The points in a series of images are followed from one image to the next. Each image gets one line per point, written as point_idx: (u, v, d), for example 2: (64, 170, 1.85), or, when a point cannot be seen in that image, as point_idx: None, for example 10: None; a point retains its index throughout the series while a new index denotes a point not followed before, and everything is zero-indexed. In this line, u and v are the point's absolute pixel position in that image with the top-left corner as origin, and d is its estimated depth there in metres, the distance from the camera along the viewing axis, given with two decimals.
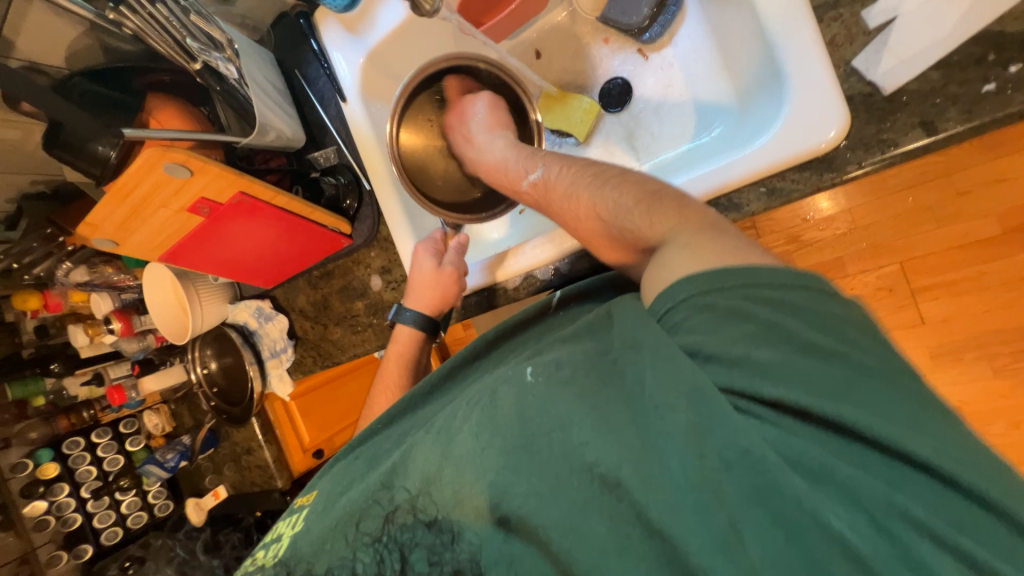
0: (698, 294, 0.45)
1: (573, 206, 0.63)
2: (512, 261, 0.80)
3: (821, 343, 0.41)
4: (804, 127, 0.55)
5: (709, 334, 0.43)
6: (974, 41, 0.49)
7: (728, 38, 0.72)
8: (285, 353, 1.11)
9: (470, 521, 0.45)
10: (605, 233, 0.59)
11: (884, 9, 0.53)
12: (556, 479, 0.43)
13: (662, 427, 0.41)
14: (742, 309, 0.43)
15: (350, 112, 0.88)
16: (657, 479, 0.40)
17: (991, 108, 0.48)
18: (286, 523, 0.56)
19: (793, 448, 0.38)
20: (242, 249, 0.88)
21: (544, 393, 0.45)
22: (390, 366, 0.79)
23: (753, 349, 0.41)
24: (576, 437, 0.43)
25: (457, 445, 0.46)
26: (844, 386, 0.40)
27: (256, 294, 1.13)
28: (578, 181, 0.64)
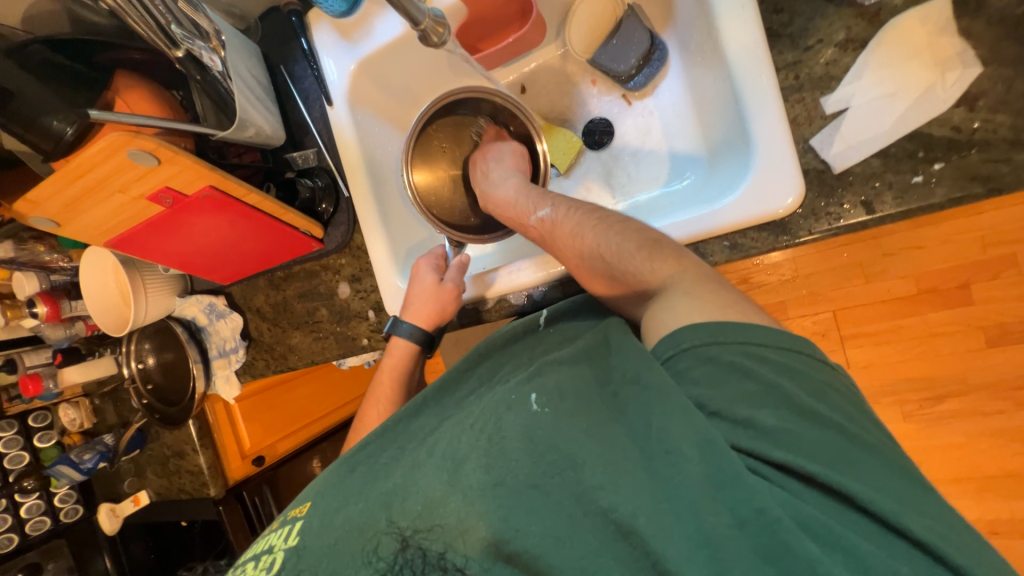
0: (699, 345, 0.48)
1: (577, 246, 0.65)
2: (502, 278, 0.81)
3: (814, 408, 0.45)
4: (763, 194, 0.60)
5: (715, 387, 0.46)
6: (908, 138, 0.56)
7: (704, 97, 0.78)
8: (235, 354, 1.06)
9: (472, 559, 0.44)
10: (606, 273, 0.62)
11: (839, 99, 0.59)
12: (568, 522, 0.43)
13: (673, 474, 0.42)
14: (743, 366, 0.46)
15: (335, 117, 0.86)
16: (681, 515, 0.40)
17: (918, 198, 0.56)
18: (278, 534, 0.56)
19: (802, 511, 0.40)
20: (202, 243, 0.84)
21: (553, 425, 0.46)
22: (377, 380, 0.80)
23: (757, 410, 0.44)
24: (590, 478, 0.43)
25: (464, 473, 0.47)
26: (836, 455, 0.43)
27: (209, 289, 1.08)
28: (584, 223, 0.66)
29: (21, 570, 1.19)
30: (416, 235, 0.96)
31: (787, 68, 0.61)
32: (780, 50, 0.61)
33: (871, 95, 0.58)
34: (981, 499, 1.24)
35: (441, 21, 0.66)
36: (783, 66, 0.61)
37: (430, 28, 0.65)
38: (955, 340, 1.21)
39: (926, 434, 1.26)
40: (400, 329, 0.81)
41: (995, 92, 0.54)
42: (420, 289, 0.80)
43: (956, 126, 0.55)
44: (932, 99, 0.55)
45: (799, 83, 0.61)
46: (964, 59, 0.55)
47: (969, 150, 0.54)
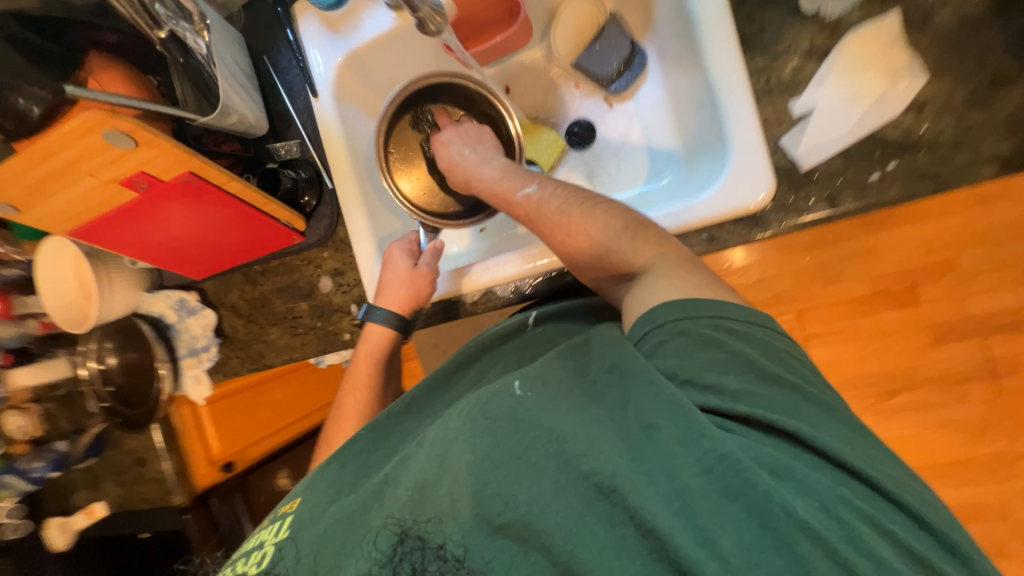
0: (674, 320, 0.51)
1: (564, 226, 0.67)
2: (485, 272, 0.81)
3: (778, 373, 0.48)
4: (738, 191, 0.64)
5: (685, 358, 0.49)
6: (866, 139, 0.61)
7: (682, 103, 0.83)
8: (207, 352, 1.03)
9: (460, 540, 0.44)
10: (592, 252, 0.64)
11: (806, 103, 0.63)
12: (552, 489, 0.43)
13: (653, 443, 0.44)
14: (713, 337, 0.49)
15: (320, 109, 0.86)
16: (657, 473, 0.42)
17: (875, 193, 0.61)
18: (267, 531, 0.55)
19: (763, 453, 0.43)
20: (177, 233, 0.81)
21: (536, 407, 0.47)
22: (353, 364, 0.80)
23: (726, 375, 0.47)
24: (572, 448, 0.44)
25: (451, 457, 0.47)
26: (799, 412, 0.46)
27: (180, 284, 1.03)
28: (571, 203, 0.68)
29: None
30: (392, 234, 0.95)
31: (760, 73, 0.65)
32: (753, 55, 0.65)
33: (834, 100, 0.62)
34: None
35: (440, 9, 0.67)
36: (757, 70, 0.65)
37: (429, 15, 0.66)
38: (907, 338, 1.29)
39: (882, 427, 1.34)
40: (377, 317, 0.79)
41: (941, 99, 0.59)
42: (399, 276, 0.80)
43: (908, 129, 0.60)
44: (887, 104, 0.60)
45: (769, 87, 0.64)
46: (914, 70, 0.59)
47: (919, 151, 0.59)
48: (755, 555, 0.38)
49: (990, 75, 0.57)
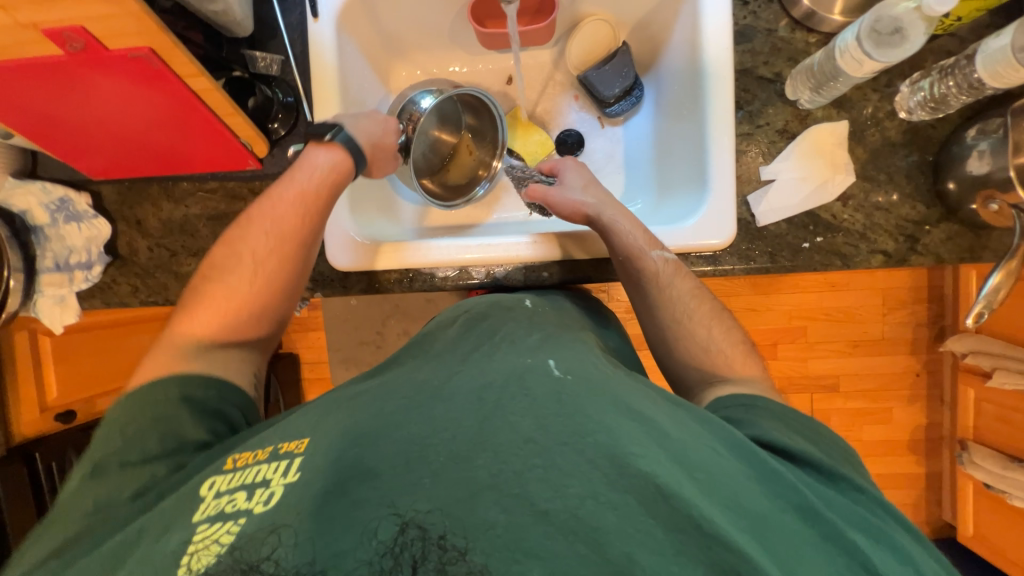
0: (746, 398, 0.58)
1: (672, 290, 0.69)
2: (459, 249, 0.78)
3: (817, 432, 0.55)
4: (707, 229, 0.74)
5: (746, 418, 0.55)
6: (807, 214, 0.75)
7: (665, 143, 0.91)
8: (86, 271, 0.83)
9: (495, 532, 0.39)
10: (684, 318, 0.68)
11: (772, 171, 0.75)
12: (603, 484, 0.40)
13: (722, 465, 0.45)
14: (769, 408, 0.56)
15: (317, 31, 0.77)
16: (728, 492, 0.43)
17: (803, 258, 0.75)
18: (260, 473, 0.47)
19: (816, 488, 0.48)
20: (100, 114, 0.66)
21: (573, 388, 0.47)
22: (233, 281, 0.68)
23: (778, 427, 0.54)
24: (627, 445, 0.42)
25: (490, 436, 0.43)
26: (839, 462, 0.52)
27: (67, 179, 0.83)
28: (678, 272, 0.71)
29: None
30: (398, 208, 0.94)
31: (742, 137, 0.76)
32: (740, 120, 0.76)
33: (792, 175, 0.75)
34: None
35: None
36: (741, 134, 0.76)
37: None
38: None
39: None
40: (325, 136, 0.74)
41: (860, 197, 0.75)
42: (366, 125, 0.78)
43: (835, 215, 0.75)
44: (827, 190, 0.74)
45: (747, 151, 0.76)
46: (847, 168, 0.74)
47: (839, 233, 0.75)
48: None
49: (894, 190, 0.74)
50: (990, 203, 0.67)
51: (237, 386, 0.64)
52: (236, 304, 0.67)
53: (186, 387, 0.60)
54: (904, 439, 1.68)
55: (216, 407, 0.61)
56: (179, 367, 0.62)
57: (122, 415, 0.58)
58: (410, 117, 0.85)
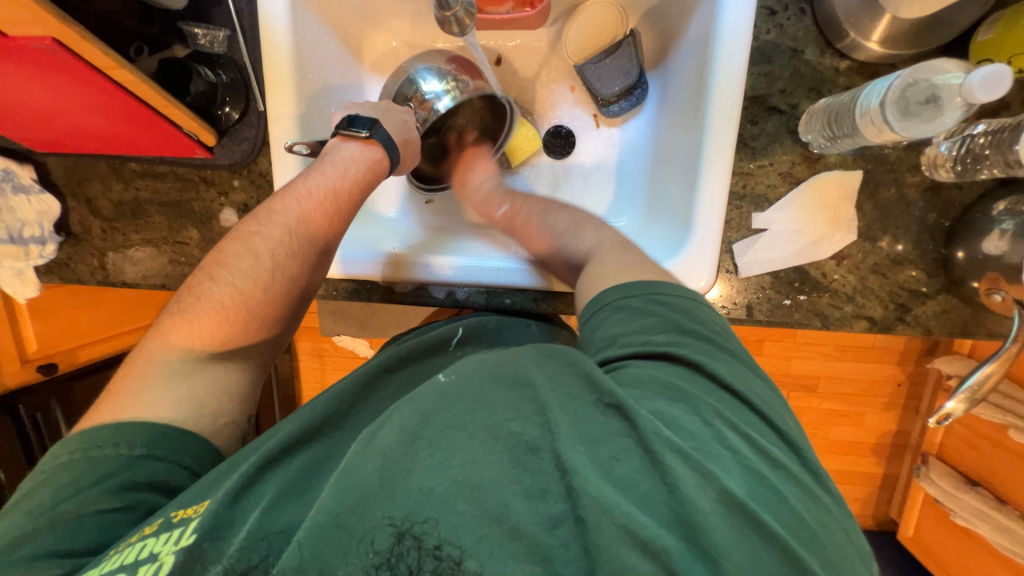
0: (618, 298, 0.55)
1: (529, 231, 0.74)
2: (437, 267, 0.74)
3: (711, 334, 0.51)
4: (687, 273, 0.68)
5: (626, 324, 0.53)
6: (795, 270, 0.69)
7: (662, 153, 0.81)
8: (39, 248, 0.80)
9: (429, 521, 0.39)
10: (547, 244, 0.71)
11: (766, 220, 0.68)
12: (483, 450, 0.42)
13: (602, 428, 0.43)
14: (646, 308, 0.53)
15: (266, 2, 0.66)
16: (584, 427, 0.44)
17: (782, 315, 0.70)
18: (162, 540, 0.45)
19: (710, 435, 0.44)
20: (21, 96, 0.59)
21: (459, 383, 0.47)
22: (211, 295, 0.59)
23: (653, 335, 0.51)
24: (501, 412, 0.44)
25: (377, 440, 0.43)
26: (732, 376, 0.48)
27: (9, 149, 0.77)
28: (534, 211, 0.76)
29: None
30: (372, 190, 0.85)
31: (741, 175, 0.68)
32: (741, 156, 0.67)
33: (787, 226, 0.68)
34: None
35: (471, 13, 0.61)
36: (739, 172, 0.68)
37: (457, 16, 0.60)
38: None
39: None
40: (358, 130, 0.68)
41: (856, 258, 0.68)
42: (399, 124, 0.74)
43: (824, 272, 0.68)
44: (822, 246, 0.67)
45: (742, 193, 0.68)
46: (849, 226, 0.67)
47: (824, 293, 0.69)
48: (672, 497, 0.40)
49: (897, 250, 0.67)
50: (994, 293, 0.60)
51: (204, 438, 0.55)
52: (207, 321, 0.58)
53: (134, 446, 0.51)
54: (872, 441, 1.64)
55: (175, 475, 0.52)
56: (128, 411, 0.53)
57: (68, 472, 0.50)
58: (414, 98, 0.82)
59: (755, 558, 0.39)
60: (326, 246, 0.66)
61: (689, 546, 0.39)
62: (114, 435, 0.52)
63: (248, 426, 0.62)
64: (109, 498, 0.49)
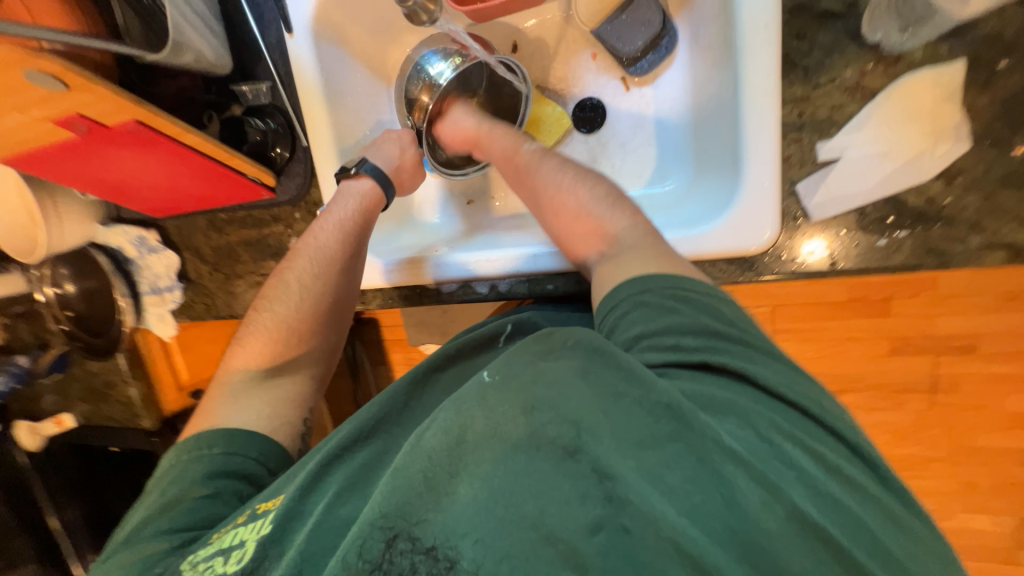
0: (635, 292, 0.52)
1: (564, 193, 0.66)
2: (481, 264, 0.75)
3: (759, 341, 0.48)
4: (742, 230, 0.62)
5: (648, 323, 0.50)
6: (886, 202, 0.57)
7: (705, 101, 0.73)
8: (171, 293, 0.98)
9: (463, 536, 0.39)
10: (586, 216, 0.64)
11: (834, 148, 0.59)
12: (524, 458, 0.41)
13: (656, 435, 0.40)
14: (669, 305, 0.50)
15: (295, 48, 0.74)
16: (631, 432, 0.41)
17: (878, 258, 0.59)
18: (248, 528, 0.50)
19: (773, 445, 0.41)
20: (129, 174, 0.73)
21: (500, 386, 0.45)
22: (277, 321, 0.68)
23: (682, 336, 0.47)
24: (539, 415, 0.42)
25: (424, 441, 0.44)
26: (792, 383, 0.45)
27: (139, 219, 0.96)
28: (567, 168, 0.69)
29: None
30: (416, 199, 0.91)
31: (793, 104, 0.59)
32: (791, 83, 0.58)
33: (865, 151, 0.58)
34: None
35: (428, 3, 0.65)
36: (789, 101, 0.59)
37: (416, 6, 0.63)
38: (863, 345, 1.27)
39: None
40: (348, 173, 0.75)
41: (974, 172, 0.55)
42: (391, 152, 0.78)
43: (931, 198, 0.56)
44: (922, 164, 0.56)
45: (799, 123, 0.59)
46: (957, 134, 0.55)
47: (934, 223, 0.56)
48: (728, 509, 0.38)
49: None
50: None
51: (271, 439, 0.61)
52: (278, 337, 0.68)
53: (208, 443, 0.59)
54: None
55: (249, 467, 0.59)
56: (214, 421, 0.62)
57: (173, 469, 0.59)
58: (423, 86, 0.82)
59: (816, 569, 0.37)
60: (340, 275, 0.71)
61: (740, 560, 0.37)
62: (195, 442, 0.60)
63: (306, 423, 0.67)
64: (199, 487, 0.56)
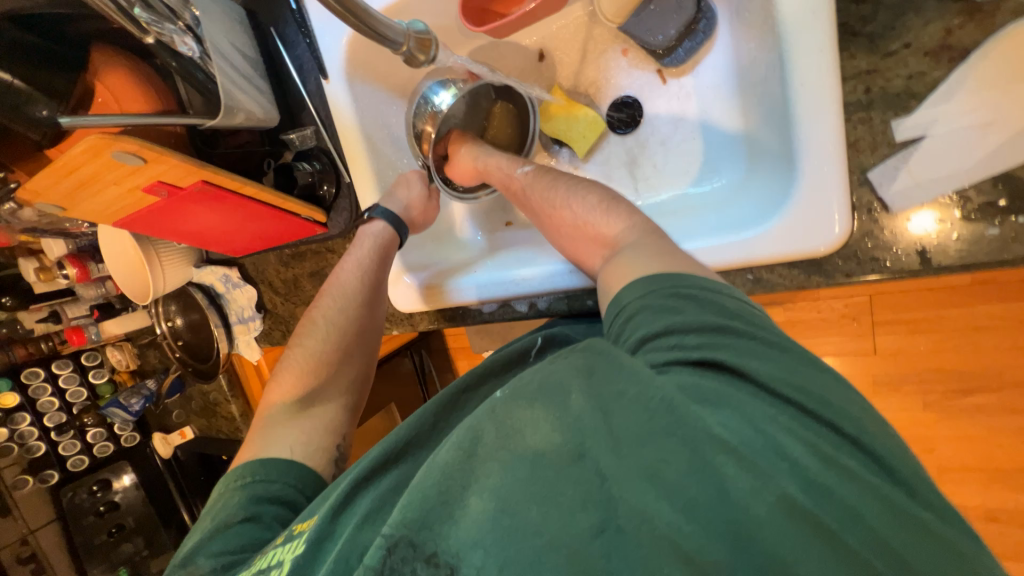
0: (635, 297, 0.50)
1: (560, 209, 0.67)
2: (512, 285, 0.75)
3: (776, 338, 0.44)
4: (807, 225, 0.56)
5: (651, 324, 0.47)
6: (996, 178, 0.51)
7: (754, 83, 0.66)
8: (253, 323, 1.09)
9: (469, 541, 0.39)
10: (582, 230, 0.63)
11: (915, 125, 0.54)
12: (526, 469, 0.40)
13: (662, 442, 0.38)
14: (670, 305, 0.47)
15: (332, 93, 0.79)
16: (630, 440, 0.39)
17: (988, 251, 0.52)
18: (286, 549, 0.52)
19: (797, 453, 0.37)
20: (206, 225, 0.83)
21: (511, 399, 0.44)
22: (315, 349, 0.75)
23: (683, 334, 0.45)
24: (544, 427, 0.41)
25: (436, 456, 0.44)
26: (839, 396, 0.41)
27: (224, 259, 1.09)
28: (561, 183, 0.69)
29: (103, 503, 1.34)
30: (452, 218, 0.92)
31: (858, 78, 0.56)
32: (855, 53, 0.55)
33: (957, 123, 0.52)
34: (986, 490, 1.22)
35: (426, 35, 0.54)
36: (854, 75, 0.56)
37: (412, 50, 0.53)
38: (1002, 336, 1.13)
39: (944, 426, 1.22)
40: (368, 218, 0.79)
41: None
42: (403, 195, 0.81)
43: None
44: None
45: (868, 99, 0.56)
46: None
47: None
48: (728, 507, 0.35)
49: None
50: None
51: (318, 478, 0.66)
52: (317, 365, 0.74)
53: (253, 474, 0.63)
54: None
55: (287, 493, 0.62)
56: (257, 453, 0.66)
57: (219, 499, 0.63)
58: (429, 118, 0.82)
59: (825, 571, 0.33)
60: (362, 302, 0.77)
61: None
62: (239, 470, 0.64)
63: (337, 452, 0.70)
64: (239, 511, 0.59)
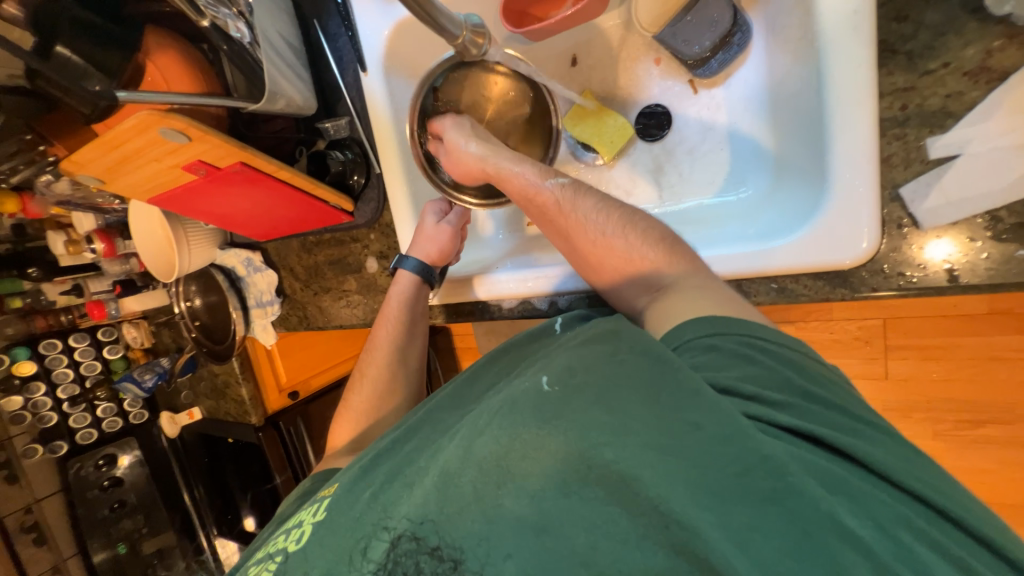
0: (701, 337, 0.48)
1: (599, 240, 0.60)
2: (527, 285, 0.76)
3: (861, 413, 0.43)
4: (836, 240, 0.57)
5: (721, 369, 0.45)
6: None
7: (787, 97, 0.67)
8: (271, 307, 1.10)
9: (487, 539, 0.42)
10: (623, 266, 0.59)
11: (950, 144, 0.55)
12: (554, 471, 0.42)
13: (712, 457, 0.38)
14: (746, 353, 0.45)
15: (369, 85, 0.81)
16: (692, 467, 0.38)
17: (1016, 272, 0.53)
18: (308, 510, 0.58)
19: (834, 475, 0.37)
20: (237, 207, 0.84)
21: (563, 400, 0.45)
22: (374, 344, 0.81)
23: (763, 389, 0.43)
24: (593, 433, 0.42)
25: (476, 449, 0.45)
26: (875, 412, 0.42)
27: (247, 243, 1.11)
28: (599, 210, 0.62)
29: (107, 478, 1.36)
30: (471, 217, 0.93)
31: (895, 95, 0.57)
32: (893, 70, 0.56)
33: (992, 144, 0.53)
34: None
35: (481, 30, 0.56)
36: (890, 91, 0.57)
37: (468, 42, 0.56)
38: (1017, 368, 1.12)
39: (955, 456, 1.20)
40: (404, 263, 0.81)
41: None
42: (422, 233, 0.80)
43: None
44: None
45: (903, 116, 0.56)
46: None
47: None
48: (766, 533, 0.35)
49: None
50: None
51: None
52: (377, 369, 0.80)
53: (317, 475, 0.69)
54: None
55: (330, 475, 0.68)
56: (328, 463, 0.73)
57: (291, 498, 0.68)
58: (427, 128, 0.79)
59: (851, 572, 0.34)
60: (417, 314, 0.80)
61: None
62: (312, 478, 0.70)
63: None
64: (296, 503, 0.66)
